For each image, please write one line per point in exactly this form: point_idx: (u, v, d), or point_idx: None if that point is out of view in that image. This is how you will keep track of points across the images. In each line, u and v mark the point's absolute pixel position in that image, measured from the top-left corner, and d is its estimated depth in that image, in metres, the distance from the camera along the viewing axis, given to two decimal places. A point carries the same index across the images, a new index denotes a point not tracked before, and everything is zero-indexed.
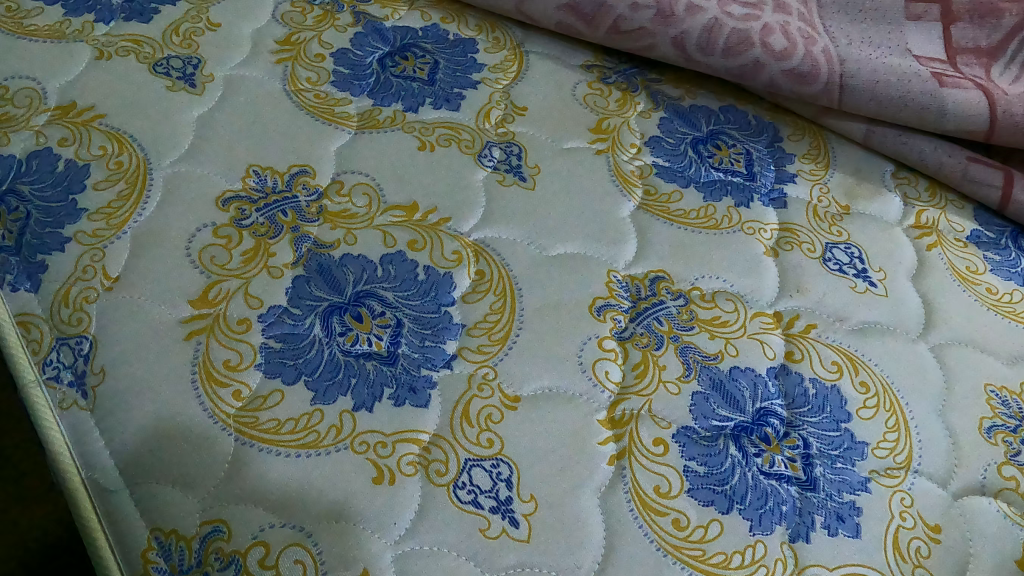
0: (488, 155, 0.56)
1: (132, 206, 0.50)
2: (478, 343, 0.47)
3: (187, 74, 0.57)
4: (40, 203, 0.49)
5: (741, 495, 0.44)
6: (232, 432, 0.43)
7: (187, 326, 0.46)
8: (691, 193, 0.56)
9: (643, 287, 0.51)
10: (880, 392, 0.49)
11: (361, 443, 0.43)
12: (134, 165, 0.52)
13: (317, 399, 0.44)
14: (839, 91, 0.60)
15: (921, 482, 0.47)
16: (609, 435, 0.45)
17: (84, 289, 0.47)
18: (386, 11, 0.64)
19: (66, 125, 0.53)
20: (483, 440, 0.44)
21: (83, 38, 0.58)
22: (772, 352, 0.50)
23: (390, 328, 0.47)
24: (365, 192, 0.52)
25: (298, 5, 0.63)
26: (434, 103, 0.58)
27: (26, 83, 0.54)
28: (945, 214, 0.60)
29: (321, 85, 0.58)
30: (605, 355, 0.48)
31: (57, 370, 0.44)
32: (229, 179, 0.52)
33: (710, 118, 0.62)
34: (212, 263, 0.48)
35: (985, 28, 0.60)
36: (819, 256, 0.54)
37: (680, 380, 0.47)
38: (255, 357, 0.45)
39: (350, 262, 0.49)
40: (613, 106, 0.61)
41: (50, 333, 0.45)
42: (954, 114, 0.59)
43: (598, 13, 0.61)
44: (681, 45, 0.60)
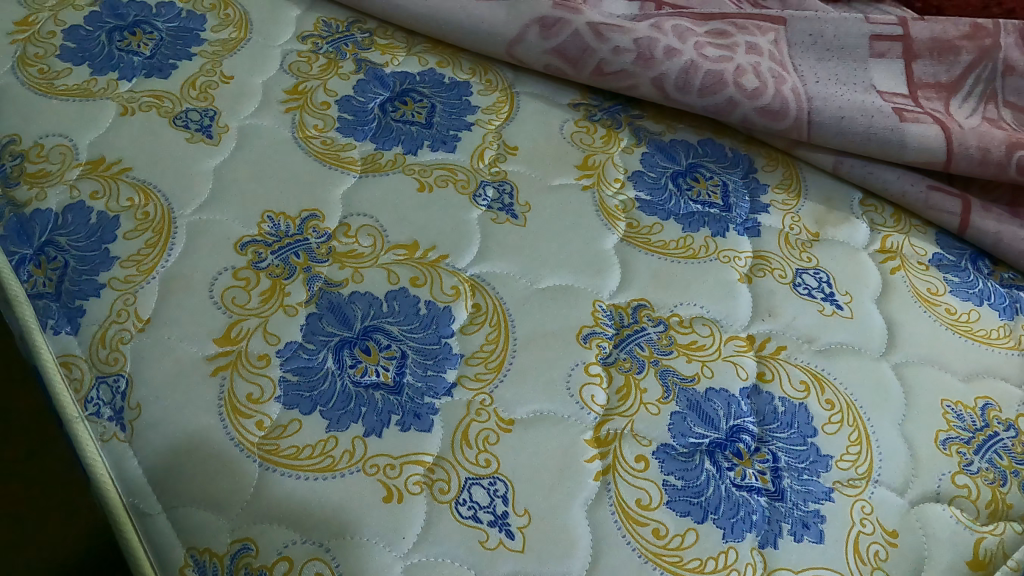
0: (483, 194, 0.60)
1: (159, 253, 0.55)
2: (476, 371, 0.52)
3: (205, 126, 0.62)
4: (77, 253, 0.54)
5: (716, 506, 0.49)
6: (256, 458, 0.48)
7: (213, 362, 0.51)
8: (671, 225, 0.61)
9: (625, 315, 0.55)
10: (844, 408, 0.54)
11: (372, 465, 0.47)
12: (159, 215, 0.57)
13: (332, 427, 0.48)
14: (808, 127, 0.64)
15: (881, 492, 0.51)
16: (595, 453, 0.50)
17: (119, 331, 0.52)
18: (386, 58, 0.69)
19: (97, 178, 0.58)
20: (482, 460, 0.48)
21: (109, 95, 0.63)
22: (745, 373, 0.54)
23: (396, 360, 0.51)
24: (370, 233, 0.57)
25: (304, 55, 0.68)
26: (431, 146, 0.63)
27: (59, 140, 0.60)
28: (909, 238, 0.64)
29: (327, 132, 0.63)
30: (591, 379, 0.52)
31: (97, 406, 0.49)
32: (246, 225, 0.57)
33: (689, 151, 0.66)
34: (234, 304, 0.53)
35: (944, 64, 0.66)
36: (790, 281, 0.59)
37: (660, 402, 0.52)
38: (275, 390, 0.50)
39: (358, 299, 0.54)
40: (598, 143, 0.65)
41: (90, 372, 0.50)
42: (914, 148, 0.63)
43: (582, 57, 0.66)
44: (661, 86, 0.65)
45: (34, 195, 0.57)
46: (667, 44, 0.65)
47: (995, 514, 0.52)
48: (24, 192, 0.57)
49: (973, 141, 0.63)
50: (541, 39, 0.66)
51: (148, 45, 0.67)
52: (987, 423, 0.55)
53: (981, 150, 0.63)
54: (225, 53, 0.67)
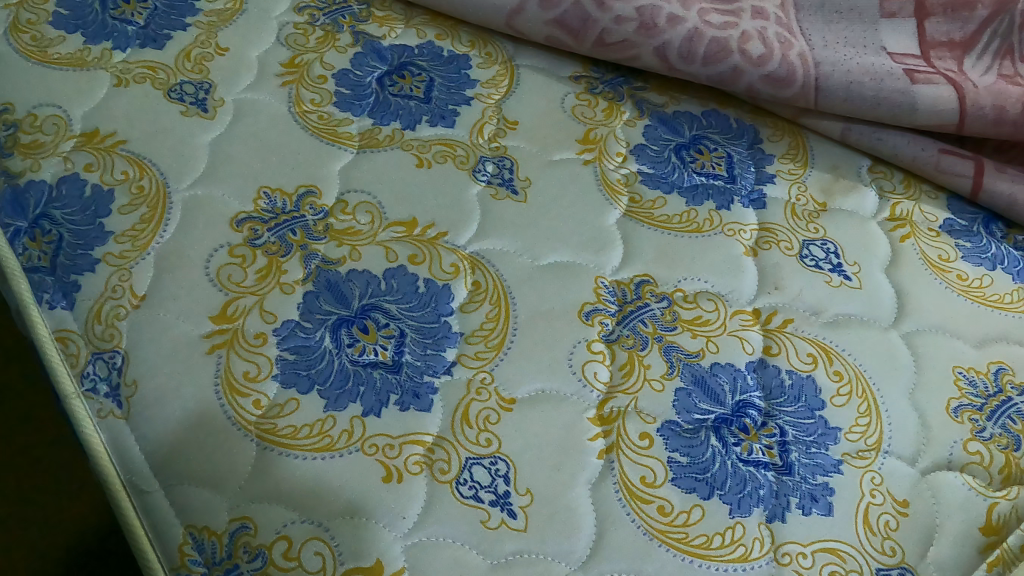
0: (482, 169, 0.59)
1: (154, 229, 0.54)
2: (476, 350, 0.51)
3: (200, 99, 0.61)
4: (72, 227, 0.54)
5: (721, 482, 0.48)
6: (254, 437, 0.47)
7: (209, 340, 0.50)
8: (675, 199, 0.60)
9: (628, 291, 0.54)
10: (853, 379, 0.53)
11: (371, 445, 0.47)
12: (154, 189, 0.56)
13: (329, 407, 0.48)
14: (815, 93, 0.63)
15: (891, 462, 0.50)
16: (598, 431, 0.49)
17: (115, 307, 0.51)
18: (384, 30, 0.68)
19: (91, 151, 0.57)
20: (482, 440, 0.48)
21: (103, 65, 0.62)
22: (751, 347, 0.53)
23: (394, 339, 0.51)
24: (368, 210, 0.56)
25: (300, 27, 0.67)
26: (430, 121, 0.62)
27: (53, 110, 0.59)
28: (919, 205, 0.63)
29: (324, 106, 0.62)
30: (593, 357, 0.52)
31: (93, 381, 0.49)
32: (242, 201, 0.56)
33: (693, 123, 0.65)
34: (230, 282, 0.52)
35: (958, 21, 0.64)
36: (797, 254, 0.58)
37: (664, 378, 0.51)
38: (272, 369, 0.49)
39: (356, 277, 0.53)
40: (599, 116, 0.64)
41: (86, 348, 0.50)
42: (926, 109, 0.62)
43: (584, 27, 0.64)
44: (664, 55, 0.63)
45: (28, 166, 0.56)
46: (670, 11, 0.63)
47: (1010, 479, 0.51)
48: (18, 162, 0.56)
49: (987, 100, 0.62)
50: (541, 10, 0.65)
51: (142, 14, 0.65)
52: (1000, 389, 0.54)
53: (996, 109, 0.62)
54: (220, 24, 0.66)
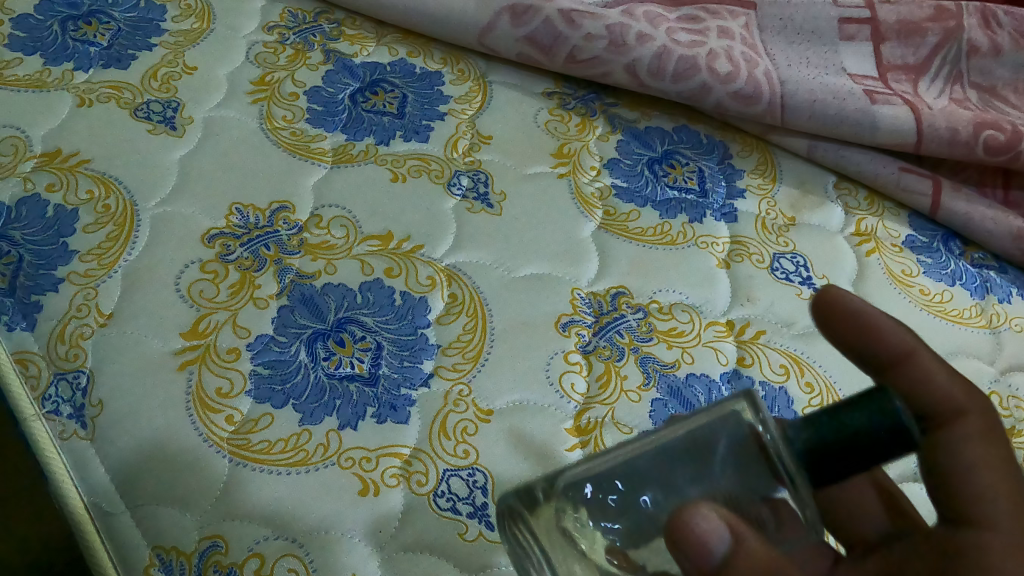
0: (457, 183, 0.59)
1: (121, 246, 0.52)
2: (453, 361, 0.50)
3: (167, 117, 0.60)
4: (32, 247, 0.51)
5: None
6: (226, 454, 0.46)
7: (180, 356, 0.49)
8: (648, 212, 0.60)
9: (604, 303, 0.55)
10: (823, 390, 0.53)
11: (347, 458, 0.46)
12: (121, 207, 0.54)
13: (305, 421, 0.47)
14: (781, 111, 0.64)
15: None
16: (575, 443, 0.49)
17: (79, 327, 0.49)
18: (355, 48, 0.68)
19: (52, 170, 0.55)
20: (460, 451, 0.47)
21: (64, 86, 0.60)
22: (726, 358, 0.54)
23: (370, 351, 0.50)
24: (343, 224, 0.56)
25: (270, 45, 0.66)
26: (404, 136, 0.62)
27: (11, 132, 0.56)
28: (882, 220, 0.64)
29: (296, 122, 0.62)
30: (571, 368, 0.51)
31: (56, 403, 0.47)
32: (213, 216, 0.55)
33: (664, 138, 0.66)
34: (201, 297, 0.51)
35: (911, 46, 0.67)
36: (767, 267, 0.59)
37: (641, 389, 0.51)
38: (245, 384, 0.48)
39: (331, 291, 0.52)
40: (572, 131, 0.64)
41: (48, 369, 0.48)
42: (885, 130, 0.64)
43: (555, 44, 0.65)
44: (634, 72, 0.64)
45: None
46: (639, 30, 0.64)
47: None
48: None
49: (942, 121, 0.63)
50: (512, 27, 0.65)
51: (104, 35, 0.64)
52: None
53: (950, 130, 0.63)
54: (187, 43, 0.65)
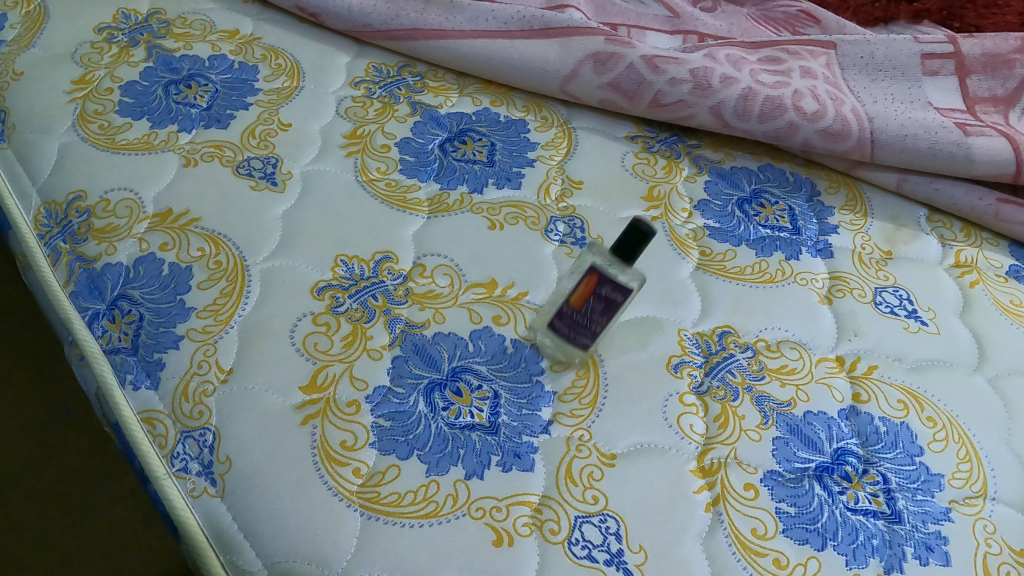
0: (554, 229, 0.60)
1: (235, 302, 0.53)
2: (570, 408, 0.50)
3: (268, 173, 0.61)
4: (151, 305, 0.53)
5: (833, 532, 0.46)
6: (357, 508, 0.45)
7: (301, 410, 0.49)
8: (744, 251, 0.60)
9: (712, 342, 0.54)
10: (947, 425, 0.51)
11: (477, 508, 0.46)
12: (232, 263, 0.55)
13: (431, 471, 0.47)
14: (871, 146, 0.64)
15: (999, 509, 0.49)
16: (702, 484, 0.48)
17: (202, 383, 0.50)
18: (440, 99, 0.69)
19: (165, 230, 0.56)
20: (589, 496, 0.46)
21: (171, 147, 0.61)
22: (753, 467, 0.48)
23: (488, 400, 0.50)
24: (446, 272, 0.57)
25: (358, 99, 0.68)
26: (496, 183, 0.63)
27: (125, 194, 0.58)
28: (982, 251, 0.63)
29: (390, 173, 0.63)
30: (687, 409, 0.51)
31: (184, 461, 0.47)
32: (320, 269, 0.56)
33: (750, 178, 0.66)
34: (317, 350, 0.51)
35: (998, 79, 0.67)
36: (871, 301, 0.58)
37: (760, 428, 0.50)
38: (369, 437, 0.48)
39: (442, 340, 0.53)
40: (660, 173, 0.65)
41: (174, 428, 0.48)
42: (981, 160, 0.63)
43: (639, 89, 0.66)
44: (719, 114, 0.65)
45: (103, 250, 0.55)
46: (723, 72, 0.65)
47: None
48: (93, 247, 0.55)
49: None
50: (596, 74, 0.67)
51: (204, 97, 0.66)
52: None
53: None
54: (281, 101, 0.66)
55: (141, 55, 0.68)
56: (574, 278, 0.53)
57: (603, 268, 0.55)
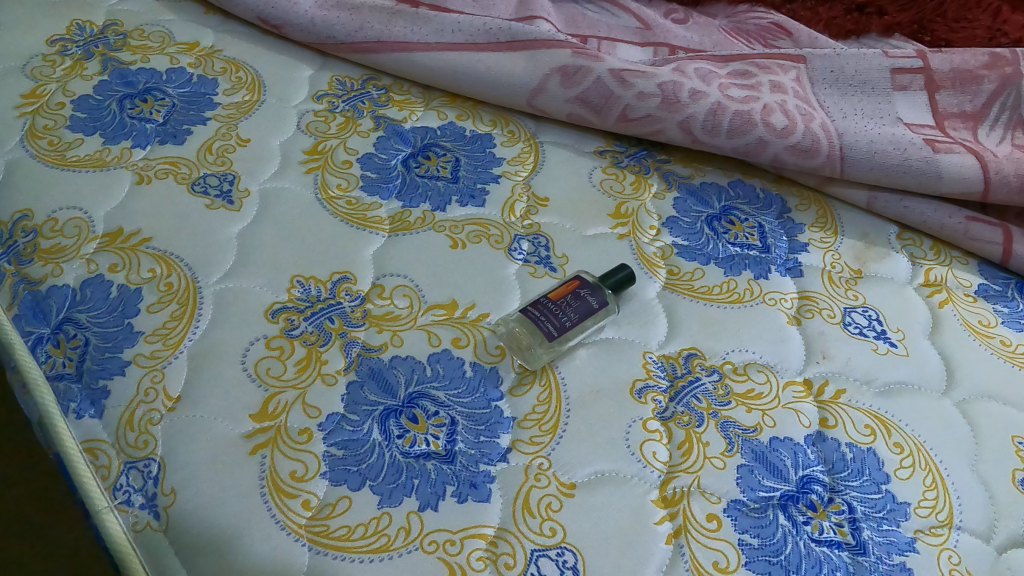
0: (518, 248, 0.58)
1: (186, 326, 0.51)
2: (530, 434, 0.49)
3: (224, 191, 0.59)
4: (98, 328, 0.51)
5: (796, 565, 0.45)
6: (305, 542, 0.44)
7: (251, 440, 0.47)
8: (712, 270, 0.59)
9: (678, 365, 0.53)
10: (914, 451, 0.50)
11: (430, 542, 0.44)
12: (183, 285, 0.53)
13: (384, 503, 0.45)
14: (841, 162, 0.63)
15: (965, 539, 0.47)
16: (664, 514, 0.46)
17: (148, 411, 0.47)
18: (404, 113, 0.68)
19: (115, 251, 0.54)
20: (547, 529, 0.45)
21: (123, 164, 0.59)
22: (716, 496, 0.47)
23: (445, 427, 0.49)
24: (406, 293, 0.55)
25: (320, 114, 0.66)
26: (460, 201, 0.61)
27: (74, 213, 0.56)
28: (952, 269, 0.63)
29: (351, 191, 0.61)
30: (650, 436, 0.49)
31: (127, 493, 0.45)
32: (275, 290, 0.54)
33: (720, 194, 0.65)
34: (269, 376, 0.50)
35: (967, 94, 0.66)
36: (840, 321, 0.57)
37: (725, 455, 0.49)
38: (320, 466, 0.46)
39: (399, 364, 0.51)
40: (628, 189, 0.64)
41: (118, 458, 0.46)
42: (950, 177, 0.62)
43: (606, 104, 0.65)
44: (688, 129, 0.64)
45: (49, 271, 0.53)
46: (692, 87, 0.64)
47: None
48: (38, 268, 0.53)
49: (1010, 168, 0.62)
50: (563, 88, 0.65)
51: (160, 111, 0.64)
52: None
53: (1018, 177, 0.62)
54: (240, 116, 0.65)
55: (96, 68, 0.66)
56: (532, 307, 0.52)
57: (576, 291, 0.53)
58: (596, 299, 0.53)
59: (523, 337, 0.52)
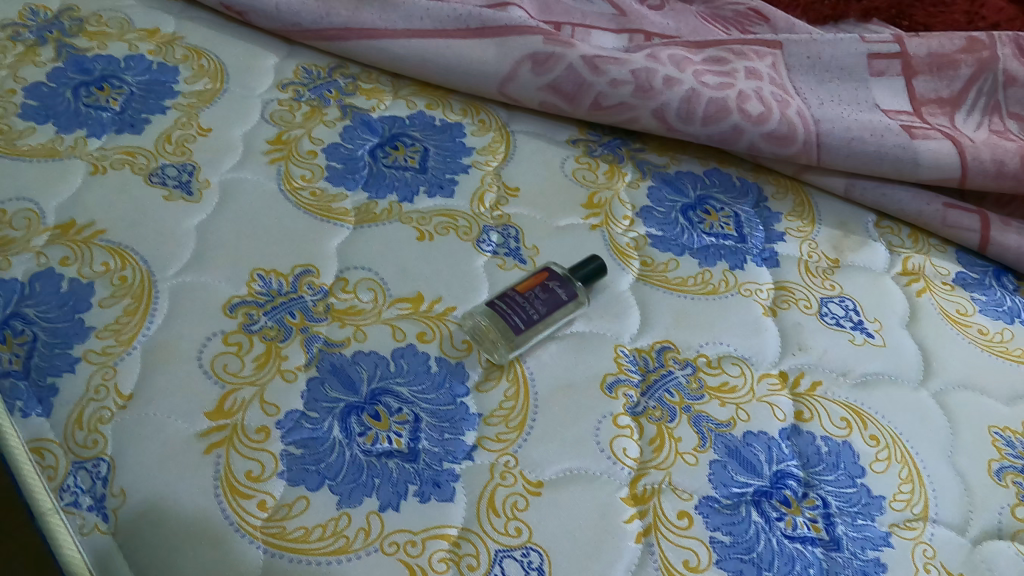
0: (487, 240, 0.57)
1: (140, 321, 0.49)
2: (497, 431, 0.47)
3: (183, 182, 0.57)
4: (47, 324, 0.49)
5: (769, 562, 0.44)
6: (260, 544, 0.42)
7: (205, 439, 0.45)
8: (687, 260, 0.58)
9: (650, 359, 0.52)
10: (890, 443, 0.49)
11: (390, 543, 0.42)
12: (138, 279, 0.51)
13: (343, 503, 0.44)
14: (817, 150, 0.62)
15: (940, 532, 0.46)
16: (633, 512, 0.45)
17: (98, 409, 0.46)
18: (372, 102, 0.66)
19: (67, 244, 0.52)
20: (512, 529, 0.44)
21: (77, 154, 0.57)
22: (688, 493, 0.46)
23: (409, 424, 0.47)
24: (370, 287, 0.53)
25: (285, 103, 0.65)
26: (428, 191, 0.60)
27: (23, 204, 0.54)
28: (929, 258, 0.61)
29: (315, 182, 0.59)
30: (621, 432, 0.48)
31: (74, 495, 0.43)
32: (234, 284, 0.52)
33: (696, 183, 0.64)
34: (226, 372, 0.48)
35: (944, 79, 0.65)
36: (816, 312, 0.55)
37: (697, 451, 0.48)
38: (277, 466, 0.45)
39: (362, 359, 0.50)
40: (601, 179, 0.62)
41: (65, 458, 0.44)
42: (927, 164, 0.61)
43: (579, 91, 0.63)
44: (662, 117, 0.62)
45: None
46: (666, 73, 0.62)
47: None
48: None
49: (986, 155, 0.61)
50: (534, 75, 0.64)
51: (117, 100, 0.62)
52: None
53: (995, 163, 0.61)
54: (201, 104, 0.63)
55: (49, 54, 0.64)
56: (498, 300, 0.51)
57: (544, 284, 0.52)
58: (566, 291, 0.52)
59: (489, 331, 0.50)
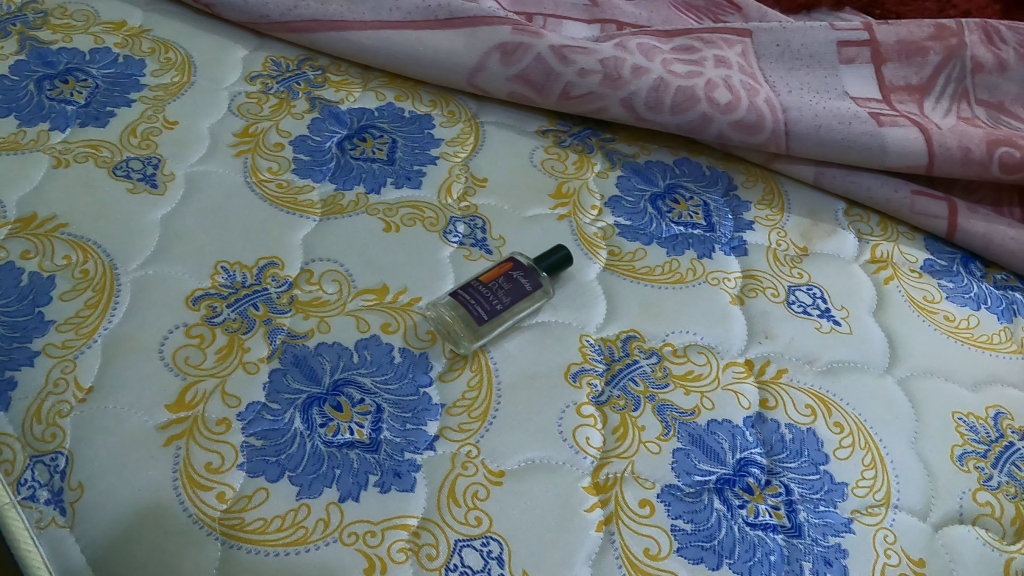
0: (453, 231, 0.57)
1: (101, 314, 0.49)
2: (459, 421, 0.47)
3: (148, 175, 0.57)
4: (6, 318, 0.48)
5: (730, 549, 0.44)
6: (218, 536, 0.42)
7: (165, 431, 0.45)
8: (654, 250, 0.58)
9: (615, 348, 0.51)
10: (853, 430, 0.49)
11: (349, 534, 0.42)
12: (100, 272, 0.51)
13: (303, 494, 0.43)
14: (786, 138, 0.61)
15: (902, 518, 0.46)
16: (595, 501, 0.45)
17: (57, 403, 0.45)
18: (341, 94, 0.66)
19: (28, 237, 0.52)
20: (472, 518, 0.43)
21: (40, 147, 0.57)
22: (650, 482, 0.46)
23: (370, 415, 0.47)
24: (335, 278, 0.53)
25: (253, 96, 0.64)
26: (395, 182, 0.59)
27: None
28: (898, 245, 0.61)
29: (282, 174, 0.59)
30: (584, 421, 0.48)
31: (32, 488, 0.43)
32: (198, 277, 0.52)
33: (665, 172, 0.64)
34: (188, 365, 0.48)
35: (913, 66, 0.65)
36: (783, 300, 0.55)
37: (660, 439, 0.47)
38: (237, 458, 0.44)
39: (325, 351, 0.49)
40: (571, 169, 0.62)
41: (23, 452, 0.44)
42: (895, 151, 0.61)
43: (548, 81, 0.63)
44: (631, 106, 0.62)
45: None
46: (634, 63, 0.62)
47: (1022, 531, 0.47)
48: None
49: (953, 141, 0.61)
50: (503, 66, 0.64)
51: (82, 93, 0.61)
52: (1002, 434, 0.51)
53: (962, 149, 0.61)
54: (168, 97, 0.62)
55: (14, 48, 0.64)
56: (461, 290, 0.50)
57: (508, 274, 0.52)
58: (530, 282, 0.52)
59: (453, 322, 0.50)
